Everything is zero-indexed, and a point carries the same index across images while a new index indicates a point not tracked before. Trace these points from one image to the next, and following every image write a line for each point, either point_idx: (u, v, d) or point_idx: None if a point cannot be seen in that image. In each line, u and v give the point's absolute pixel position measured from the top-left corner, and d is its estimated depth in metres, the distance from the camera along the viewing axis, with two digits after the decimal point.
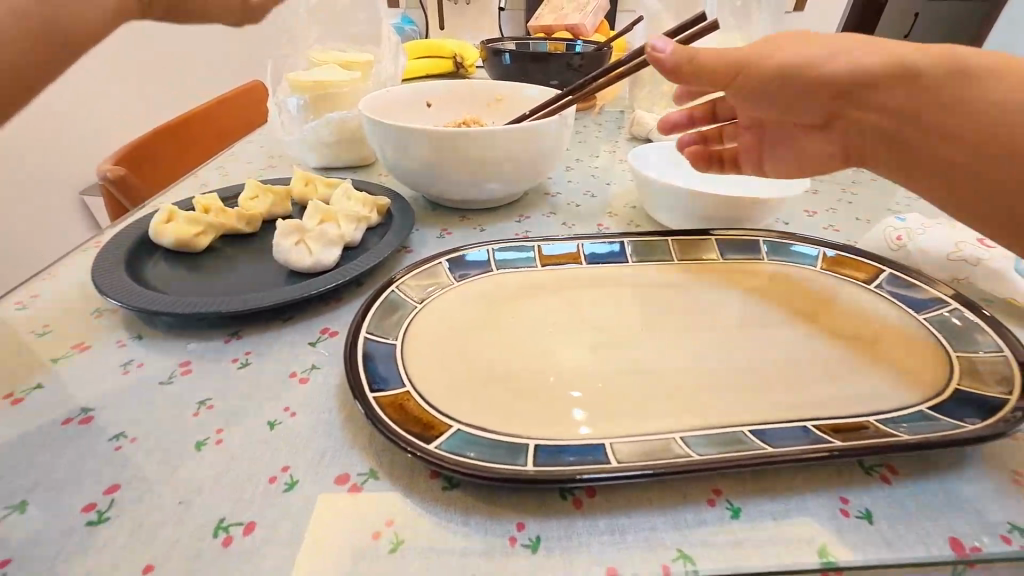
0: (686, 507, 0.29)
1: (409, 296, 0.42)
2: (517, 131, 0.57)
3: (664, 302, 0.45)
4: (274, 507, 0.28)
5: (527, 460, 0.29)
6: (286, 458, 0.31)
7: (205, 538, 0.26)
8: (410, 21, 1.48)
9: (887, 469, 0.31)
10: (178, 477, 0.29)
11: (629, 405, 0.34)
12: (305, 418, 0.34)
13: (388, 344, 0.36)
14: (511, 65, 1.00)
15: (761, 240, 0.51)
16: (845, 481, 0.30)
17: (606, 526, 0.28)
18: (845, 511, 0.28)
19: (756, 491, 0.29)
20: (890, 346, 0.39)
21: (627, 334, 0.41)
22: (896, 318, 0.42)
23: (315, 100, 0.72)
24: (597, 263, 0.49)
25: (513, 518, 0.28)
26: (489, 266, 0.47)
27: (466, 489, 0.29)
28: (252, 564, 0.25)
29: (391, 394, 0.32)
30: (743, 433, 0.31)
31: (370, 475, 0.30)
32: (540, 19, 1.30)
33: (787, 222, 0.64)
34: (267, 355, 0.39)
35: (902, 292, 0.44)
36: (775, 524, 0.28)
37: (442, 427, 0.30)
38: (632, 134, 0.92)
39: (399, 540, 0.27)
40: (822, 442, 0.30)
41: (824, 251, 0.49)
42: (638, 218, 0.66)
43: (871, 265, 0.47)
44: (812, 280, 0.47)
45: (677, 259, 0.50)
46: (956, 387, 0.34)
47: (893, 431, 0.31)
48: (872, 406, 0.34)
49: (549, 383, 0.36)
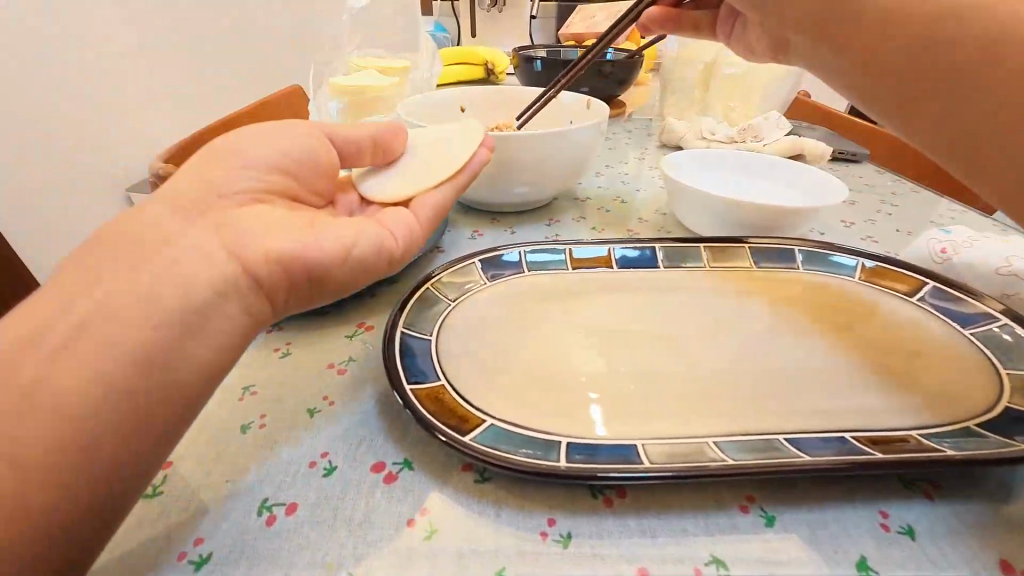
0: (719, 512, 0.28)
1: (443, 293, 0.43)
2: (550, 136, 0.58)
3: (695, 307, 0.45)
4: (314, 489, 0.29)
5: (559, 456, 0.29)
6: (325, 445, 0.32)
7: (251, 515, 0.28)
8: (442, 29, 1.50)
9: (930, 485, 0.30)
10: (225, 456, 0.31)
11: (661, 409, 0.34)
12: (342, 407, 0.35)
13: (423, 339, 0.37)
14: (543, 71, 1.01)
15: (796, 248, 0.50)
16: (885, 494, 0.29)
17: (636, 526, 0.28)
18: (886, 525, 0.28)
19: (791, 500, 0.29)
20: (935, 361, 0.37)
21: (658, 340, 0.41)
22: (940, 332, 0.40)
23: (354, 102, 0.74)
24: (628, 267, 0.49)
25: (544, 513, 0.28)
26: (521, 267, 0.48)
27: (498, 483, 0.30)
28: (294, 543, 0.26)
29: (427, 387, 0.33)
30: (779, 440, 0.31)
31: (404, 464, 0.31)
32: (571, 27, 1.31)
33: (823, 232, 0.62)
34: (307, 346, 0.41)
35: (948, 305, 0.43)
36: (812, 535, 0.27)
37: (476, 421, 0.31)
38: (663, 141, 0.92)
39: (433, 528, 0.27)
40: (861, 453, 0.30)
41: (863, 262, 0.48)
42: (668, 225, 0.66)
43: (914, 276, 0.46)
44: (851, 290, 0.46)
45: (710, 265, 0.50)
46: (1005, 406, 0.33)
47: (937, 446, 0.30)
48: (915, 421, 0.33)
49: (580, 383, 0.36)
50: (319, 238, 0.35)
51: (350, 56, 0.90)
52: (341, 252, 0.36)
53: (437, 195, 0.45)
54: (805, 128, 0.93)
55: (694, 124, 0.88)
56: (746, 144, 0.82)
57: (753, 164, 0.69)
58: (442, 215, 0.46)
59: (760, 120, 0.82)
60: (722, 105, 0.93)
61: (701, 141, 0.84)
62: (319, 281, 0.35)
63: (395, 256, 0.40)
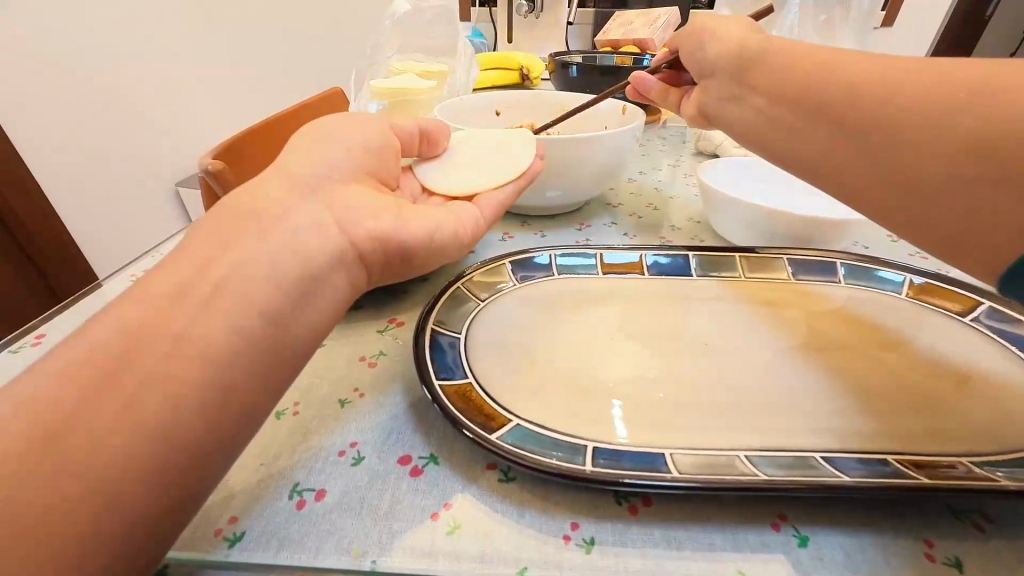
0: (749, 529, 0.28)
1: (474, 292, 0.43)
2: (585, 141, 0.57)
3: (728, 318, 0.44)
4: (342, 477, 0.30)
5: (584, 460, 0.29)
6: (354, 435, 0.33)
7: (282, 499, 0.29)
8: (480, 35, 1.52)
9: (982, 516, 0.28)
10: (260, 440, 0.32)
11: (690, 419, 0.33)
12: (372, 399, 0.36)
13: (453, 336, 0.38)
14: (578, 77, 1.01)
15: (839, 261, 0.48)
16: (930, 522, 0.28)
17: (662, 537, 0.27)
18: (931, 555, 0.26)
19: (827, 521, 0.28)
20: (989, 386, 0.35)
21: (689, 349, 0.40)
22: (995, 355, 0.38)
23: (393, 105, 0.76)
24: (660, 274, 0.49)
25: (567, 517, 0.28)
26: (551, 270, 0.48)
27: (522, 483, 0.30)
28: (321, 528, 0.27)
29: (454, 384, 0.33)
30: (815, 458, 0.30)
31: (430, 459, 0.31)
32: (609, 33, 1.31)
33: (867, 245, 0.60)
34: (340, 339, 0.42)
35: (1004, 327, 0.40)
36: (849, 560, 0.26)
37: (502, 420, 0.31)
38: (699, 148, 0.90)
39: (456, 524, 0.28)
40: (905, 476, 0.28)
41: (912, 278, 0.46)
42: (702, 233, 0.64)
43: (967, 296, 0.43)
44: (897, 307, 0.44)
45: (745, 276, 0.48)
46: None
47: (989, 474, 0.29)
48: (965, 447, 0.31)
49: (607, 389, 0.36)
50: (415, 220, 0.36)
51: (391, 61, 0.92)
52: (430, 233, 0.37)
53: (502, 194, 0.48)
54: None
55: None
56: None
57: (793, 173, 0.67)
58: (504, 211, 0.49)
59: None
60: None
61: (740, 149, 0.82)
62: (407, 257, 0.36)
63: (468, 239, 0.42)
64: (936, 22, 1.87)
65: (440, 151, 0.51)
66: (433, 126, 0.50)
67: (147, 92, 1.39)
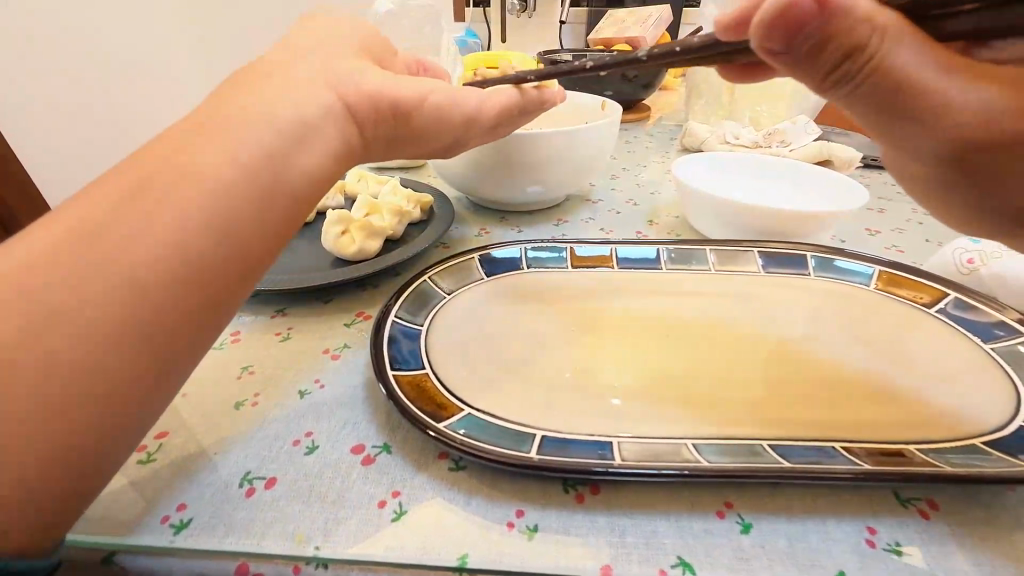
0: (692, 516, 0.28)
1: (439, 286, 0.43)
2: (559, 134, 0.58)
3: (695, 311, 0.44)
4: (295, 467, 0.30)
5: (530, 448, 0.29)
6: (310, 425, 0.33)
7: (232, 487, 0.29)
8: (473, 34, 1.51)
9: (926, 504, 0.28)
10: (217, 430, 0.33)
11: (645, 410, 0.34)
12: (332, 390, 0.36)
13: (414, 328, 0.38)
14: (565, 75, 0.99)
15: (808, 254, 0.48)
16: (873, 508, 0.28)
17: (606, 524, 0.27)
18: (872, 541, 0.26)
19: (771, 509, 0.28)
20: (947, 377, 0.35)
21: (651, 341, 0.41)
22: (957, 345, 0.38)
23: None
24: (629, 267, 0.49)
25: (513, 504, 0.28)
26: (519, 263, 0.48)
27: (471, 471, 0.30)
28: (269, 514, 0.27)
29: (410, 374, 0.34)
30: (761, 446, 0.30)
31: (383, 448, 0.32)
32: (600, 32, 1.30)
33: (843, 239, 0.60)
34: (307, 332, 0.42)
35: (964, 316, 0.40)
36: (789, 544, 0.26)
37: (453, 409, 0.32)
38: (684, 145, 0.90)
39: (402, 511, 0.28)
40: (851, 464, 0.28)
41: (881, 270, 0.46)
42: (680, 228, 0.64)
43: (934, 287, 0.43)
44: (862, 298, 0.44)
45: (714, 268, 0.48)
46: (1018, 424, 0.31)
47: (935, 462, 0.29)
48: (913, 434, 0.31)
49: (564, 379, 0.36)
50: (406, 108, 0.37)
51: None
52: (418, 99, 0.38)
53: (509, 92, 0.47)
54: (837, 134, 0.90)
55: (716, 129, 0.86)
56: (771, 149, 0.79)
57: (773, 169, 0.67)
58: (506, 113, 0.48)
59: (786, 125, 0.80)
60: (748, 110, 0.91)
61: (724, 145, 0.82)
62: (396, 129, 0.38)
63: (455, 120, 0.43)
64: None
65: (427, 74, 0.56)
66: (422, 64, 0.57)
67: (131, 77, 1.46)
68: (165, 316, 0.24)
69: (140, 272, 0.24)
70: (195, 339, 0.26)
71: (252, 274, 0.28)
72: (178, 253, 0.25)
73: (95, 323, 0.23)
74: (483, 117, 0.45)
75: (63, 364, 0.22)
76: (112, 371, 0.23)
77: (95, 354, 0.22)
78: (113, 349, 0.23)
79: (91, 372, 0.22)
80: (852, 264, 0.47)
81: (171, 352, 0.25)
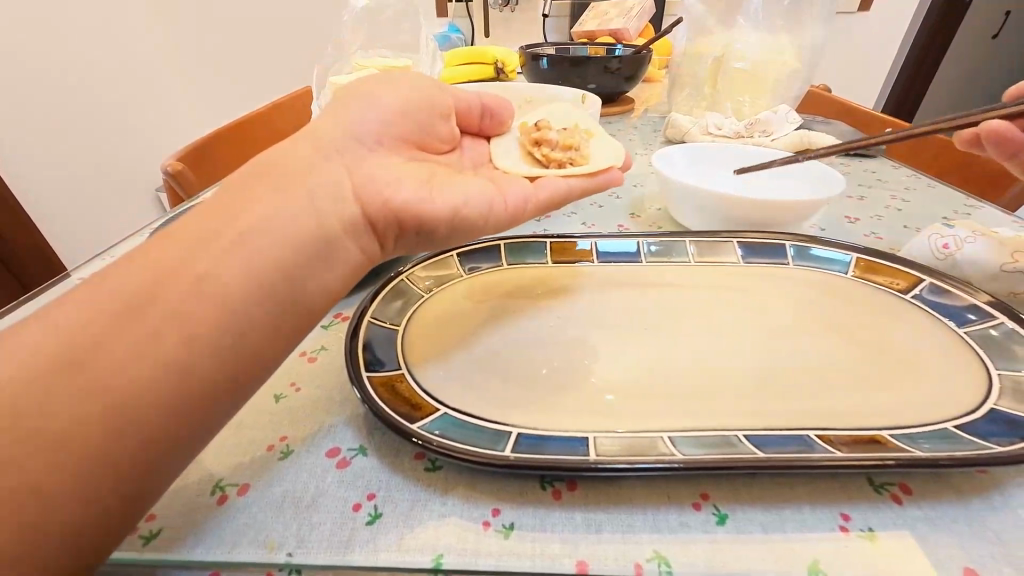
0: (669, 509, 0.28)
1: (417, 285, 0.43)
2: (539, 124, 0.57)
3: (677, 303, 0.44)
4: (268, 472, 0.30)
5: (505, 447, 0.29)
6: (284, 430, 0.33)
7: (204, 495, 0.28)
8: (457, 29, 1.49)
9: (899, 488, 0.29)
10: None
11: (622, 403, 0.34)
12: (308, 393, 0.36)
13: (389, 329, 0.38)
14: (549, 70, 0.98)
15: (786, 243, 0.48)
16: (846, 495, 0.28)
17: (583, 520, 0.27)
18: (845, 527, 0.27)
19: (747, 498, 0.28)
20: (922, 363, 0.36)
21: (633, 335, 0.41)
22: (930, 331, 0.38)
23: None
24: (610, 261, 0.48)
25: (490, 503, 0.28)
26: (499, 259, 0.48)
27: (448, 471, 0.30)
28: (243, 520, 0.27)
29: (384, 375, 0.33)
30: (737, 436, 0.30)
31: (358, 451, 0.31)
32: (583, 25, 1.29)
33: (823, 227, 0.60)
34: None
35: (941, 302, 0.40)
36: (763, 533, 0.26)
37: (429, 409, 0.31)
38: (667, 137, 0.90)
39: (376, 514, 0.28)
40: (825, 452, 0.28)
41: (857, 257, 0.46)
42: (662, 220, 0.64)
43: (910, 272, 0.43)
44: (839, 285, 0.44)
45: (694, 260, 0.48)
46: (990, 407, 0.31)
47: (909, 447, 0.29)
48: (885, 420, 0.31)
49: (541, 375, 0.36)
50: (386, 186, 0.35)
51: (355, 56, 0.90)
52: (453, 212, 0.37)
53: (568, 182, 0.44)
54: (819, 123, 0.90)
55: (699, 120, 0.86)
56: (753, 139, 0.79)
57: (754, 159, 0.67)
58: (563, 203, 0.45)
59: (768, 114, 0.79)
60: (731, 101, 0.91)
61: (707, 137, 0.82)
62: (427, 234, 0.37)
63: (503, 222, 0.41)
64: (914, 21, 1.84)
65: (497, 125, 0.53)
66: (490, 98, 0.51)
67: (108, 70, 1.42)
68: (200, 348, 0.26)
69: (174, 306, 0.26)
70: (233, 375, 0.28)
71: (272, 352, 0.30)
72: (190, 294, 0.27)
73: (115, 348, 0.25)
74: (531, 206, 0.43)
75: (103, 385, 0.24)
76: (146, 391, 0.25)
77: (109, 375, 0.24)
78: (123, 371, 0.24)
79: (99, 393, 0.24)
80: (830, 252, 0.47)
81: (195, 387, 0.26)
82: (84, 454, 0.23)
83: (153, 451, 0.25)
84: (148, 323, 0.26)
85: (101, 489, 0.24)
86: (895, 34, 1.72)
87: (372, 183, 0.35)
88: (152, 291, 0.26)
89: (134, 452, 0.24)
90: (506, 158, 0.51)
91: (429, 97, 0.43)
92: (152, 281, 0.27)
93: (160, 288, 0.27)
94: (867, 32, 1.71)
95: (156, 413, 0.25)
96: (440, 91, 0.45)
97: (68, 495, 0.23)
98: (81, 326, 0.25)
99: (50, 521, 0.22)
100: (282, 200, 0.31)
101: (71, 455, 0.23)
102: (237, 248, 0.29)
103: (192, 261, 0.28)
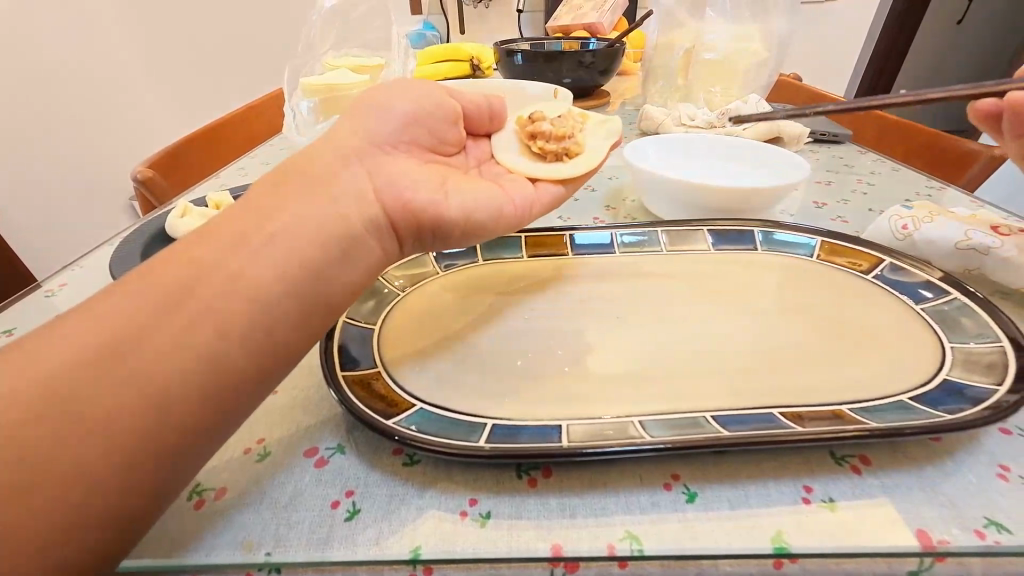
0: (641, 491, 0.28)
1: (393, 284, 0.43)
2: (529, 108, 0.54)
3: (649, 291, 0.45)
4: (247, 473, 0.30)
5: (480, 438, 0.30)
6: (262, 432, 0.33)
7: (181, 500, 0.28)
8: (432, 26, 1.47)
9: (859, 459, 0.30)
10: None
11: (594, 390, 0.35)
12: (285, 396, 0.36)
13: (365, 328, 0.38)
14: (523, 65, 0.98)
15: (754, 228, 0.50)
16: (810, 468, 0.29)
17: (557, 504, 0.28)
18: (808, 499, 0.28)
19: (715, 477, 0.29)
20: (882, 340, 0.37)
21: (605, 323, 0.41)
22: (892, 309, 0.40)
23: (325, 101, 0.71)
24: (583, 253, 0.49)
25: (467, 494, 0.29)
26: (474, 256, 0.48)
27: (426, 465, 0.30)
28: (218, 525, 0.27)
29: (359, 373, 0.34)
30: (704, 417, 0.31)
31: (337, 449, 0.32)
32: (558, 19, 1.29)
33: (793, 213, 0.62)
34: None
35: (897, 279, 0.42)
36: (730, 508, 0.27)
37: (405, 405, 0.32)
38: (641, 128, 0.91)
39: (355, 509, 0.28)
40: (790, 428, 0.29)
41: (822, 241, 0.47)
42: (636, 212, 0.65)
43: (872, 254, 0.45)
44: (806, 268, 0.46)
45: (666, 249, 0.49)
46: (943, 378, 0.33)
47: (866, 420, 0.30)
48: (847, 395, 0.33)
49: (517, 366, 0.37)
50: (391, 188, 0.34)
51: (326, 56, 0.89)
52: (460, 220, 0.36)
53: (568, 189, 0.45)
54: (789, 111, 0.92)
55: (672, 111, 0.87)
56: (725, 129, 0.80)
57: (724, 149, 0.69)
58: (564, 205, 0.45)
59: (739, 104, 0.81)
60: (703, 91, 0.92)
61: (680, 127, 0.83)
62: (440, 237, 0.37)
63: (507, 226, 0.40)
64: (883, 8, 1.87)
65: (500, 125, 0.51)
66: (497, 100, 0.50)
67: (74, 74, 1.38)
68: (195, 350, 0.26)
69: (160, 308, 0.26)
70: (236, 375, 0.26)
71: (275, 355, 0.28)
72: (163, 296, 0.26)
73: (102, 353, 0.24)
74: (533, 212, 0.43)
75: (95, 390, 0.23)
76: (144, 395, 0.24)
77: (103, 377, 0.23)
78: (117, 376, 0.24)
79: (90, 398, 0.23)
80: (795, 236, 0.48)
81: (190, 388, 0.25)
82: (86, 458, 0.23)
83: (152, 454, 0.24)
84: (137, 324, 0.25)
85: (96, 496, 0.23)
86: (863, 24, 1.75)
87: (359, 185, 0.33)
88: (120, 297, 0.26)
89: (136, 457, 0.23)
90: (503, 151, 0.48)
91: (439, 102, 0.42)
92: (119, 289, 0.26)
93: (126, 293, 0.26)
94: (837, 24, 1.74)
95: (155, 416, 0.24)
96: (450, 99, 0.44)
97: (69, 504, 0.22)
98: (69, 335, 0.24)
99: (52, 525, 0.22)
100: (251, 202, 0.31)
101: (67, 461, 0.22)
102: (216, 248, 0.28)
103: (164, 265, 0.27)
